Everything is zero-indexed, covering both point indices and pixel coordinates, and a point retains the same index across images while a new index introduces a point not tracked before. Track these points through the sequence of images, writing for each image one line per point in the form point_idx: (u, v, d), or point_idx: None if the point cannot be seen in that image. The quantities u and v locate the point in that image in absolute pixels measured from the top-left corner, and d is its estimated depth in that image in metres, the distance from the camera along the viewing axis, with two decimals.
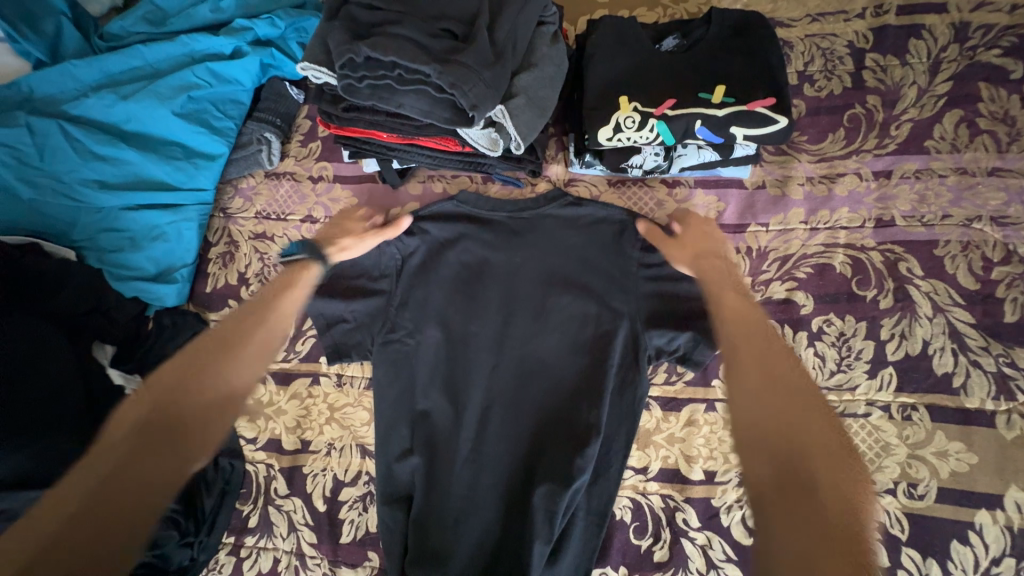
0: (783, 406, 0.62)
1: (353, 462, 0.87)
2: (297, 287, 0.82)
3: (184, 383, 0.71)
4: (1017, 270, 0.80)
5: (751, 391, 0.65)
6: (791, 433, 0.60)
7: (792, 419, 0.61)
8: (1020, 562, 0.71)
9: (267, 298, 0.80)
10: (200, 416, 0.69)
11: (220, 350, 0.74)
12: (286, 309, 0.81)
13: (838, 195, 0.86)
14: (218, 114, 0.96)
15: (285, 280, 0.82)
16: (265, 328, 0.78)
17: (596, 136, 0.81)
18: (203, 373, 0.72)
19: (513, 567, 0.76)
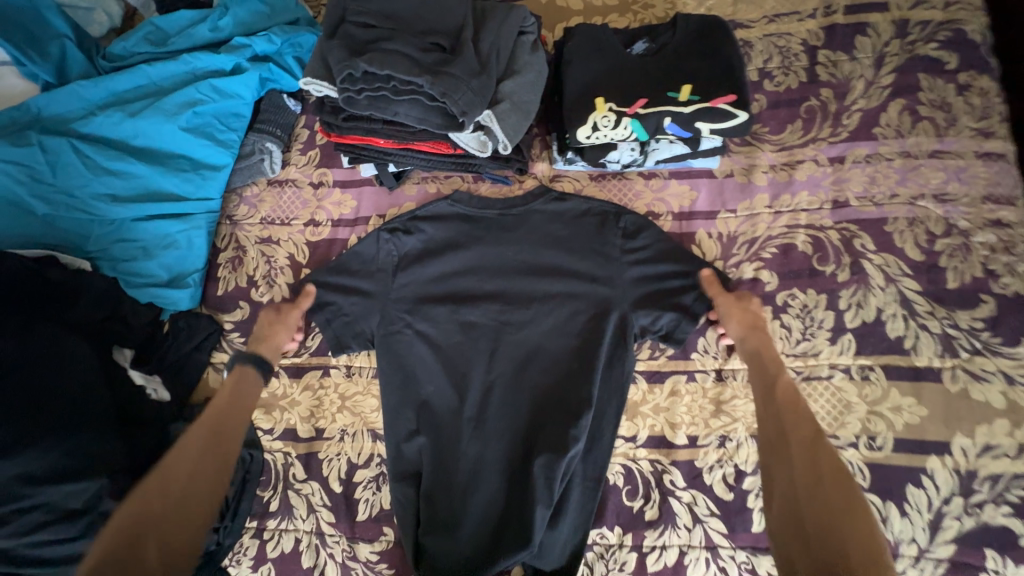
0: (809, 486, 0.63)
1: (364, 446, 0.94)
2: (241, 408, 0.82)
3: (160, 480, 0.68)
4: (957, 241, 0.89)
5: (786, 473, 0.66)
6: (833, 525, 0.59)
7: (824, 501, 0.62)
8: (966, 500, 0.81)
9: (223, 408, 0.80)
10: (175, 515, 0.66)
11: (202, 452, 0.73)
12: (235, 421, 0.80)
13: (798, 180, 0.95)
14: (222, 126, 1.01)
15: (233, 381, 0.85)
16: (229, 437, 0.78)
17: (576, 135, 0.89)
18: (174, 475, 0.69)
19: (518, 531, 0.83)
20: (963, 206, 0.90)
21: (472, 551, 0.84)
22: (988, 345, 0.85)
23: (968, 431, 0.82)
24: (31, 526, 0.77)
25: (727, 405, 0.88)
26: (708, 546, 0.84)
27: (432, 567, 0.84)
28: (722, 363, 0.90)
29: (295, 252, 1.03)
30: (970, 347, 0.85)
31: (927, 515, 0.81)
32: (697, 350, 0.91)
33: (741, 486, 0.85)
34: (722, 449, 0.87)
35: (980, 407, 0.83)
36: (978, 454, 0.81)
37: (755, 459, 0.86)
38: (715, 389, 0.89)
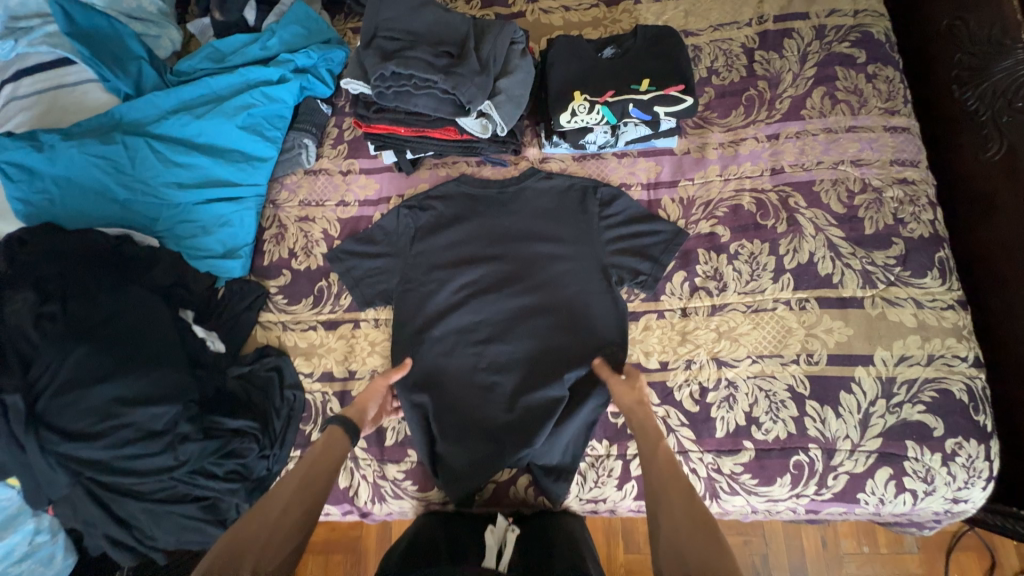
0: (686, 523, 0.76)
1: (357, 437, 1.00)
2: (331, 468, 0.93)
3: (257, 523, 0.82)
4: (872, 196, 1.09)
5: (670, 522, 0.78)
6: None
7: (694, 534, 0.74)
8: (889, 401, 0.98)
9: (319, 468, 0.92)
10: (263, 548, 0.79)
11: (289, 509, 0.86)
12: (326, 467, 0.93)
13: (742, 154, 1.16)
14: (269, 126, 1.23)
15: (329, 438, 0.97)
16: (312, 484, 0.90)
17: (559, 120, 1.10)
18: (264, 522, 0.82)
19: (523, 435, 1.02)
20: (875, 169, 1.11)
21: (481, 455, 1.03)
22: (900, 277, 1.04)
23: (886, 345, 1.01)
24: (122, 442, 0.93)
25: (692, 334, 1.07)
26: (681, 451, 1.01)
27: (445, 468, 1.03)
28: (686, 302, 1.09)
29: (329, 228, 1.24)
30: (886, 280, 1.04)
31: (857, 415, 0.98)
32: (666, 292, 1.10)
33: (706, 399, 1.03)
34: (688, 370, 1.05)
35: (895, 326, 1.02)
36: (895, 363, 1.00)
37: (715, 377, 1.04)
38: (681, 322, 1.08)
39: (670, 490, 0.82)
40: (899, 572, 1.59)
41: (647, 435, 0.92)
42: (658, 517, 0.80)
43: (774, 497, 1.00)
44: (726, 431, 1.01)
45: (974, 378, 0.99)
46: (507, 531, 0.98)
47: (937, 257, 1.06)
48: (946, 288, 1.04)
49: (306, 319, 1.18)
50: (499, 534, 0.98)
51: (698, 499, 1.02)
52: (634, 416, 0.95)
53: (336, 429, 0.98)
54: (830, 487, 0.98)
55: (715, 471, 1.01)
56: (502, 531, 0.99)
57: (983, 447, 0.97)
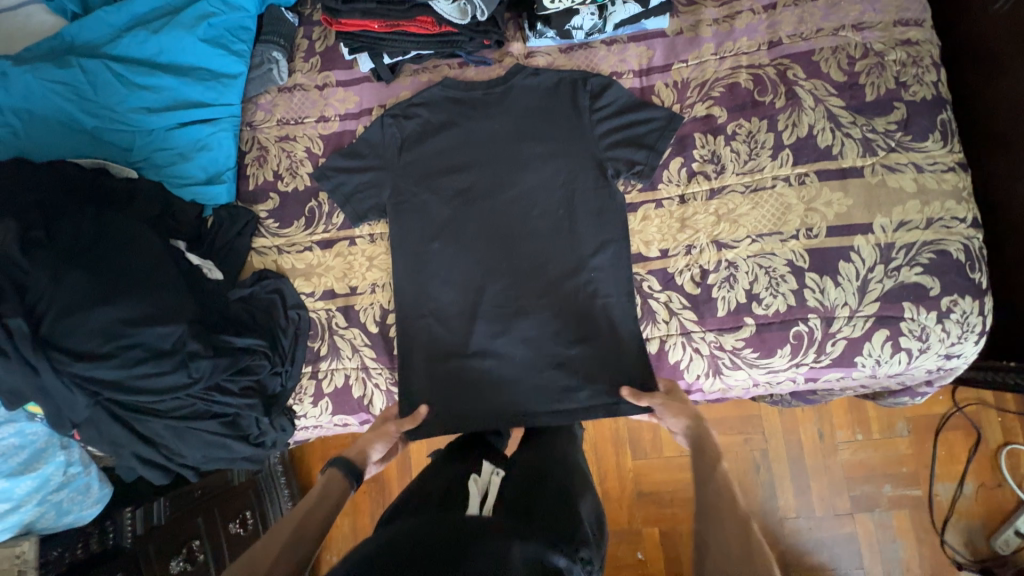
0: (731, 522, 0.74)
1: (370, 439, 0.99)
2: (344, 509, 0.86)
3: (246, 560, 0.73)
4: (873, 60, 1.05)
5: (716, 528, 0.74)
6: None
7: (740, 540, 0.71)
8: (887, 266, 0.99)
9: (322, 508, 0.83)
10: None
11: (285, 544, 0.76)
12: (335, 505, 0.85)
13: (738, 28, 1.10)
14: (233, 38, 1.14)
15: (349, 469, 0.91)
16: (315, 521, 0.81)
17: (541, 1, 1.04)
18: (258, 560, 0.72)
19: (522, 330, 1.07)
20: (877, 32, 1.06)
21: (488, 391, 1.07)
22: (900, 143, 1.02)
23: (886, 213, 1.00)
24: (133, 361, 0.95)
25: (691, 221, 1.06)
26: (683, 332, 1.04)
27: (445, 399, 1.07)
28: (685, 189, 1.07)
29: (311, 146, 1.19)
30: (887, 146, 1.02)
31: (855, 282, 1.00)
32: (663, 181, 1.08)
33: (707, 282, 1.04)
34: (689, 255, 1.05)
35: (895, 192, 1.01)
36: (894, 229, 1.00)
37: (716, 260, 1.04)
38: (679, 210, 1.07)
39: (720, 511, 0.76)
40: (890, 454, 1.65)
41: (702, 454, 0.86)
42: (708, 540, 0.74)
43: (774, 367, 1.03)
44: (727, 309, 1.03)
45: (972, 238, 1.00)
46: (491, 477, 0.88)
47: (939, 120, 1.03)
48: (947, 150, 1.02)
49: (301, 241, 1.16)
50: (483, 482, 0.88)
51: (702, 377, 1.05)
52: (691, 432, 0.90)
53: (336, 471, 0.90)
54: (829, 353, 1.01)
55: (717, 349, 1.03)
56: (486, 477, 0.89)
57: (977, 303, 0.99)
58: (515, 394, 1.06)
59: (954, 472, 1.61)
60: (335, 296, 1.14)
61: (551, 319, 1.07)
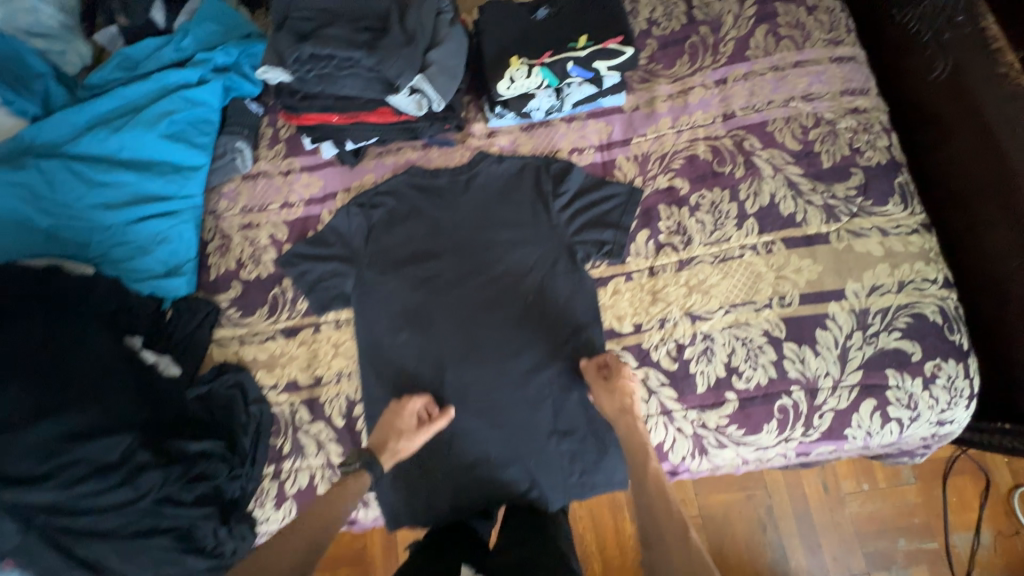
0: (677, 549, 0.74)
1: (383, 436, 0.95)
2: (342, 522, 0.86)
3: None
4: (825, 129, 1.07)
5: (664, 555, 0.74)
6: None
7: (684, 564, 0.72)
8: (865, 332, 0.97)
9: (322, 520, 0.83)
10: None
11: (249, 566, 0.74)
12: (323, 525, 0.83)
13: (692, 103, 1.13)
14: (195, 132, 1.15)
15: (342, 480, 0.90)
16: (292, 544, 0.79)
17: (497, 88, 1.07)
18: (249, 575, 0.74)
19: (496, 417, 1.01)
20: (826, 101, 1.09)
21: (463, 483, 1.00)
22: (862, 207, 1.03)
23: (856, 278, 0.99)
24: (73, 480, 0.87)
25: (662, 293, 1.04)
26: (664, 411, 0.99)
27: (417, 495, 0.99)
28: (653, 261, 1.06)
29: (275, 232, 1.17)
30: (849, 211, 1.02)
31: (835, 350, 0.97)
32: (631, 253, 1.07)
33: (684, 356, 1.00)
34: (663, 329, 1.02)
35: (863, 257, 1.00)
36: (867, 294, 0.98)
37: (691, 333, 1.01)
38: (650, 282, 1.05)
39: (668, 545, 0.75)
40: (900, 504, 1.55)
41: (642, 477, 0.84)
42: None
43: (763, 444, 0.98)
44: (707, 385, 0.99)
45: (946, 299, 0.99)
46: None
47: (897, 183, 1.04)
48: (909, 213, 1.03)
49: (264, 330, 1.12)
50: None
51: (688, 458, 0.99)
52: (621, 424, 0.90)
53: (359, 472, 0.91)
54: (817, 426, 0.97)
55: (701, 427, 0.98)
56: None
57: (961, 366, 0.96)
58: (492, 487, 0.99)
59: (969, 520, 1.53)
60: (300, 388, 1.08)
61: (527, 404, 1.01)
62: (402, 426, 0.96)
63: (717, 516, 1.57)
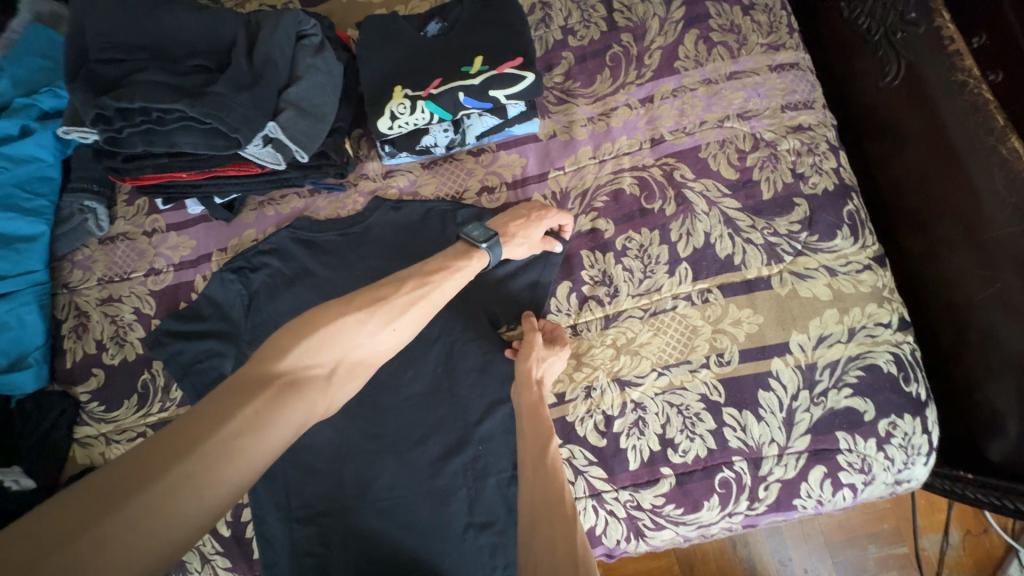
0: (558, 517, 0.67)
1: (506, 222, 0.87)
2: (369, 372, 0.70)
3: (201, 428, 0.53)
4: (765, 153, 0.93)
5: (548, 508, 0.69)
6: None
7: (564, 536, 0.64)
8: (812, 392, 0.86)
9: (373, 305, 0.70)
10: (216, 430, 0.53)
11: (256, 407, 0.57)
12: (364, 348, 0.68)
13: (615, 127, 0.98)
14: (26, 194, 0.96)
15: (412, 290, 0.73)
16: (318, 389, 0.63)
17: (378, 127, 0.91)
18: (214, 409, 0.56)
19: (403, 515, 0.87)
20: (766, 119, 0.95)
21: None
22: (807, 244, 0.90)
23: (802, 328, 0.87)
24: None
25: (587, 356, 0.90)
26: (592, 494, 0.87)
27: None
28: (577, 318, 0.92)
29: (141, 305, 1.00)
30: (792, 250, 0.90)
31: (780, 414, 0.85)
32: (552, 310, 0.93)
33: (613, 430, 0.88)
34: (589, 399, 0.89)
35: (809, 303, 0.88)
36: (814, 346, 0.86)
37: (620, 401, 0.88)
38: (573, 343, 0.91)
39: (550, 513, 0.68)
40: (867, 512, 1.34)
41: (539, 468, 0.74)
42: (534, 537, 0.66)
43: (705, 522, 0.87)
44: (640, 461, 0.87)
45: (901, 344, 0.87)
46: None
47: (846, 212, 0.91)
48: (859, 247, 0.90)
49: (133, 426, 0.96)
50: None
51: (622, 541, 0.88)
52: (526, 413, 0.82)
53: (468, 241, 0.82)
54: (763, 499, 0.86)
55: (635, 509, 0.87)
56: None
57: (919, 421, 0.86)
58: None
59: (937, 522, 1.33)
60: None
61: (438, 497, 0.88)
62: (535, 229, 0.88)
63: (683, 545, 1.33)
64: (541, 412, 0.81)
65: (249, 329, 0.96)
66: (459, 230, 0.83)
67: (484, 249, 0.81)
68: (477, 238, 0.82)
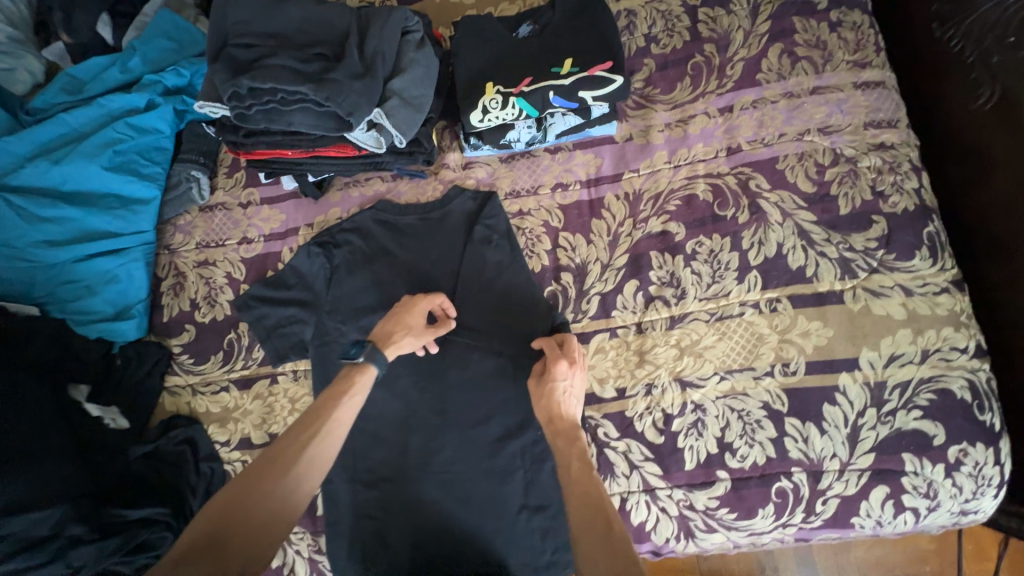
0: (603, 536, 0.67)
1: (389, 327, 0.90)
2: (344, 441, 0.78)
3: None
4: (845, 168, 0.94)
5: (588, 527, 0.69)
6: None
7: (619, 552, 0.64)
8: (880, 410, 0.85)
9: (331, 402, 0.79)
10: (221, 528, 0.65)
11: (221, 548, 0.64)
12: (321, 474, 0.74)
13: (692, 134, 1.00)
14: (144, 161, 1.06)
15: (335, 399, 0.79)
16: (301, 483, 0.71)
17: (469, 119, 0.96)
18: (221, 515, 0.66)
19: (461, 489, 0.91)
20: (847, 135, 0.95)
21: (422, 560, 0.90)
22: (883, 262, 0.89)
23: (873, 345, 0.87)
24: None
25: (650, 354, 0.92)
26: (646, 489, 0.89)
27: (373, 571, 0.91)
28: (641, 316, 0.94)
29: (232, 270, 1.08)
30: (868, 266, 0.89)
31: (844, 429, 0.85)
32: (617, 307, 0.95)
33: (671, 428, 0.89)
34: (649, 396, 0.91)
35: (882, 320, 0.87)
36: (884, 365, 0.86)
37: (680, 401, 0.90)
38: (637, 340, 0.93)
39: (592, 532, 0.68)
40: (912, 552, 1.29)
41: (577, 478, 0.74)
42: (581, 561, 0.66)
43: (757, 530, 0.87)
44: (696, 462, 0.88)
45: (977, 371, 0.85)
46: None
47: (927, 233, 0.90)
48: (938, 269, 0.89)
49: (217, 380, 1.04)
50: None
51: (672, 539, 0.89)
52: (551, 425, 0.81)
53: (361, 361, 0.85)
54: (820, 513, 0.85)
55: (687, 508, 0.88)
56: None
57: (991, 451, 0.83)
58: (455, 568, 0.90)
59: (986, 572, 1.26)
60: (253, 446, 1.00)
61: (496, 475, 0.91)
62: (411, 322, 0.91)
63: (712, 558, 1.33)
64: (564, 420, 0.81)
65: (330, 300, 1.02)
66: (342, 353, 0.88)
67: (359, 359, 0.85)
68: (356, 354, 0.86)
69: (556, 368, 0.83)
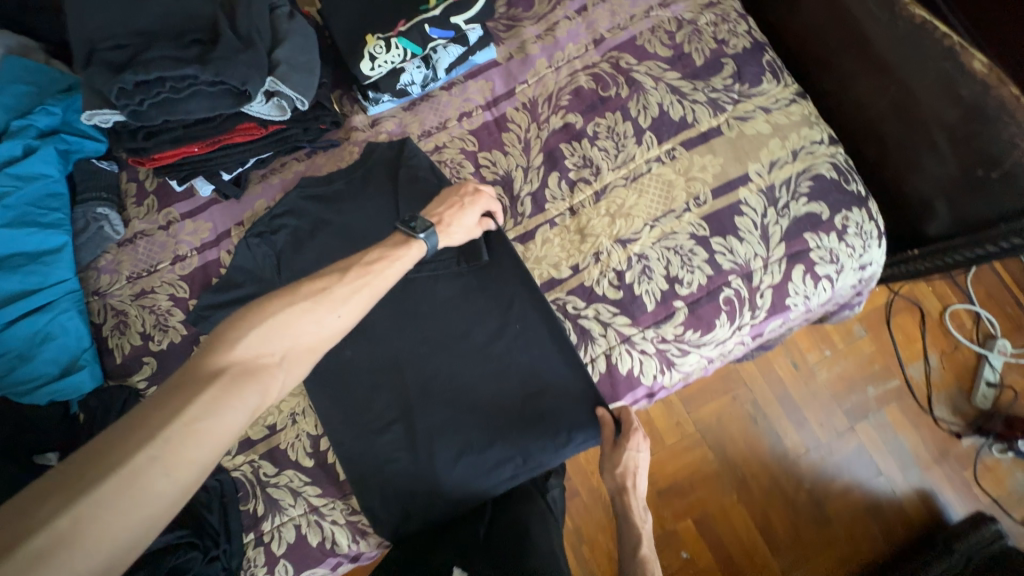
0: None
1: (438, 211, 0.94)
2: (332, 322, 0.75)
3: (115, 449, 0.53)
4: (689, 29, 1.10)
5: None
6: None
7: None
8: (776, 207, 1.02)
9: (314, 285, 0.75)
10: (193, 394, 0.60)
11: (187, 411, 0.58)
12: (307, 337, 0.72)
13: (561, 37, 1.12)
14: (42, 210, 1.01)
15: (354, 280, 0.78)
16: (273, 377, 0.67)
17: (361, 71, 1.02)
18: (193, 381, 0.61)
19: (467, 402, 0.97)
20: (682, 3, 1.12)
21: (453, 477, 0.95)
22: (741, 93, 1.07)
23: (756, 159, 1.03)
24: None
25: (588, 228, 1.04)
26: (624, 339, 0.99)
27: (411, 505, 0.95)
28: (571, 200, 1.05)
29: (174, 291, 1.06)
30: (731, 100, 1.06)
31: (756, 233, 1.01)
32: (549, 199, 1.06)
33: (626, 282, 1.01)
34: (599, 262, 1.02)
35: (755, 138, 1.04)
36: (768, 171, 1.03)
37: (626, 257, 1.02)
38: (574, 222, 1.04)
39: None
40: (860, 359, 1.49)
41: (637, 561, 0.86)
42: None
43: (720, 340, 1.01)
44: (654, 301, 1.00)
45: (836, 155, 1.05)
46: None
47: (765, 62, 1.09)
48: (782, 86, 1.08)
49: None
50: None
51: (658, 376, 1.00)
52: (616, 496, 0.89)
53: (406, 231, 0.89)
54: (762, 306, 1.01)
55: (661, 343, 1.00)
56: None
57: (865, 211, 1.03)
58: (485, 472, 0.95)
59: (918, 351, 1.50)
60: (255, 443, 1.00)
61: (494, 377, 0.98)
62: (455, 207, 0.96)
63: (711, 428, 1.45)
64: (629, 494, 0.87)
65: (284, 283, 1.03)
66: (397, 223, 0.90)
67: (421, 238, 0.88)
68: (414, 230, 0.89)
69: (633, 441, 0.86)
